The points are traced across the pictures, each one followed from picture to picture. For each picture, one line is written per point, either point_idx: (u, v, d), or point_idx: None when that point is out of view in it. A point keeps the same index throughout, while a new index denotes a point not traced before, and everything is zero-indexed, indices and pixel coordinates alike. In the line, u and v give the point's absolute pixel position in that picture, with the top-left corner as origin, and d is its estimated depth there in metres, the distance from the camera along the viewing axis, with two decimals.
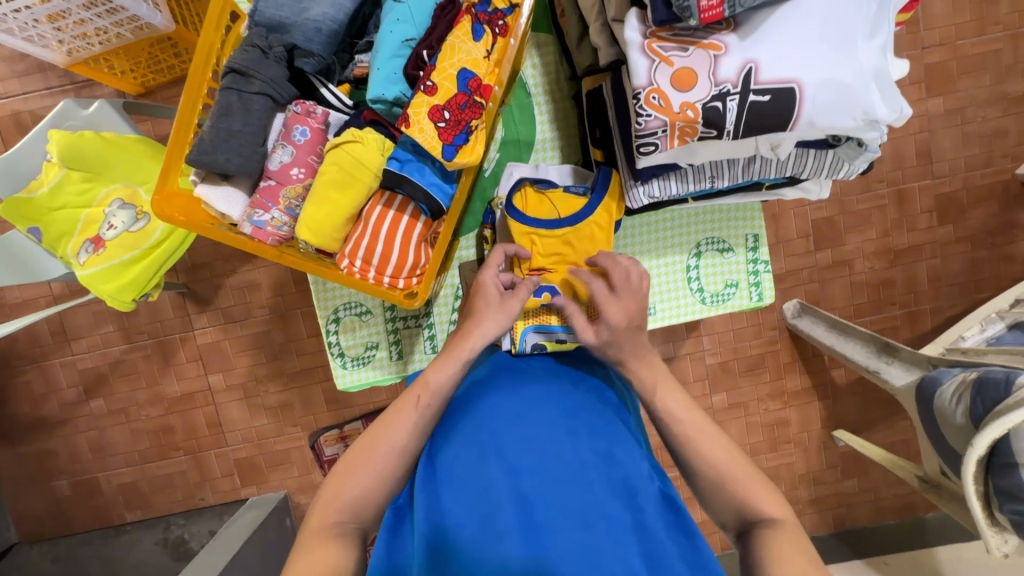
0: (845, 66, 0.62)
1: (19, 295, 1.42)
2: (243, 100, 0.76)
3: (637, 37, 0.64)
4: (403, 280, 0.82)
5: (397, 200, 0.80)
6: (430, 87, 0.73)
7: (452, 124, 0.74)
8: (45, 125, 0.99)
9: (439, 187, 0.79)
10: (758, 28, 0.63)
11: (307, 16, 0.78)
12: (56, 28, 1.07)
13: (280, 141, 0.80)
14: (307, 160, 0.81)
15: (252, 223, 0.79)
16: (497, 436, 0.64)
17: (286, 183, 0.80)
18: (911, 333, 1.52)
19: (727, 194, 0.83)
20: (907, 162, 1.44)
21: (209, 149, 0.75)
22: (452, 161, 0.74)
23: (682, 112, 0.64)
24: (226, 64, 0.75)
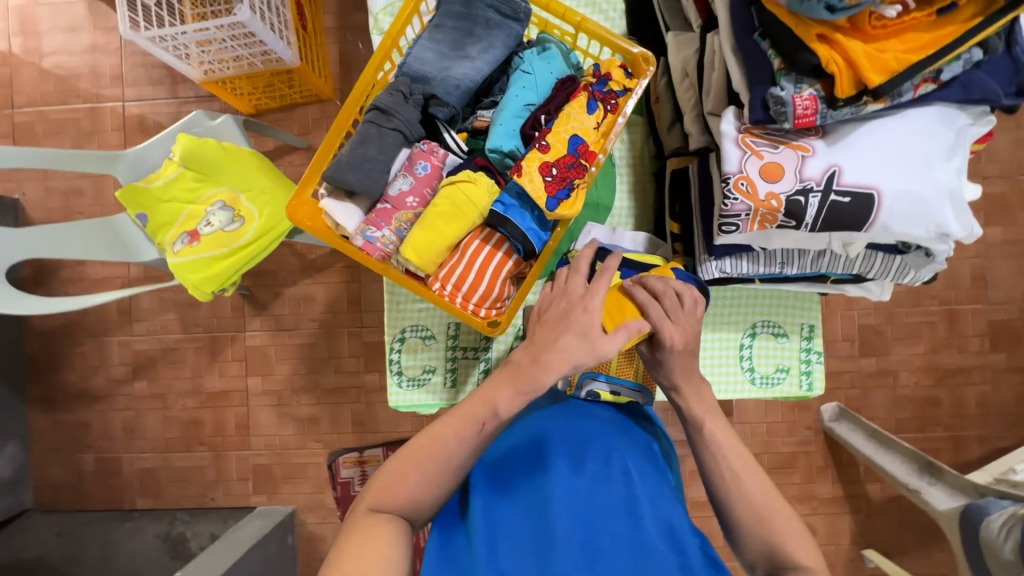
0: (923, 182, 0.67)
1: (100, 272, 1.54)
2: (381, 132, 0.85)
3: (731, 130, 0.71)
4: (485, 310, 0.87)
5: (494, 237, 0.86)
6: (544, 146, 0.82)
7: (558, 180, 0.82)
8: (175, 129, 1.14)
9: (535, 232, 0.84)
10: (844, 138, 0.69)
11: (449, 74, 0.89)
12: (203, 50, 1.24)
13: (403, 171, 0.89)
14: (423, 191, 0.89)
15: (365, 237, 0.87)
16: (557, 456, 0.66)
17: (400, 208, 0.88)
18: (955, 458, 1.46)
19: (792, 280, 0.86)
20: (961, 283, 1.44)
21: (345, 169, 0.84)
22: (553, 212, 0.82)
23: (766, 200, 0.69)
24: (373, 102, 0.86)
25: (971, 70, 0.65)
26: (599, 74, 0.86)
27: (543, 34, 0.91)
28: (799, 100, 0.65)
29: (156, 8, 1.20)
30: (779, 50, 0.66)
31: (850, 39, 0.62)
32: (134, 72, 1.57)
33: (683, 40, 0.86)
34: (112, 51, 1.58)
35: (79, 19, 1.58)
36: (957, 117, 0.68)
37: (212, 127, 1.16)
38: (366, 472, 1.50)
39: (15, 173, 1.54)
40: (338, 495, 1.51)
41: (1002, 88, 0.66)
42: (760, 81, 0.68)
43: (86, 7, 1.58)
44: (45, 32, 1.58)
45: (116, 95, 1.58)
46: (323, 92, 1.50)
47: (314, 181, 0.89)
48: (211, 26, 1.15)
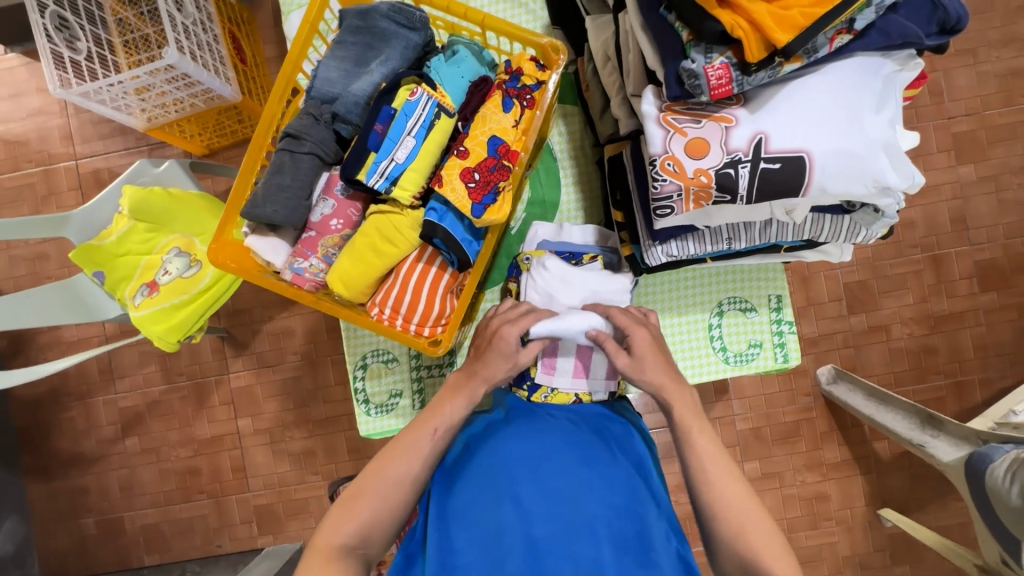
0: (852, 138, 0.65)
1: (76, 334, 1.52)
2: (294, 159, 0.84)
3: (653, 110, 0.69)
4: (429, 328, 0.86)
5: (427, 252, 0.85)
6: (463, 152, 0.80)
7: (482, 185, 0.79)
8: (120, 182, 1.11)
9: (468, 242, 0.83)
10: (766, 103, 0.67)
11: (349, 90, 0.84)
12: (141, 99, 1.22)
13: (323, 195, 0.87)
14: (347, 212, 0.87)
15: (293, 270, 0.86)
16: (514, 481, 0.69)
17: (325, 234, 0.87)
18: (959, 405, 1.43)
19: (746, 255, 0.84)
20: (942, 228, 1.42)
21: (260, 203, 0.82)
22: (480, 218, 0.80)
23: (696, 177, 0.68)
24: (284, 130, 0.84)
25: (886, 14, 0.63)
26: (511, 70, 0.83)
27: (452, 37, 0.89)
28: (711, 70, 0.63)
29: (87, 60, 1.19)
30: (685, 22, 0.64)
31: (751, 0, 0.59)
32: (82, 129, 1.56)
33: (601, 23, 0.84)
34: (58, 111, 1.56)
35: (21, 83, 1.56)
36: (883, 66, 0.66)
37: (157, 175, 1.13)
38: None
39: None
40: None
41: (922, 29, 0.64)
42: (673, 56, 0.66)
43: (27, 70, 1.56)
44: None
45: (68, 153, 1.56)
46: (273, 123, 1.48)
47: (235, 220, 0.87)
48: (144, 73, 1.13)
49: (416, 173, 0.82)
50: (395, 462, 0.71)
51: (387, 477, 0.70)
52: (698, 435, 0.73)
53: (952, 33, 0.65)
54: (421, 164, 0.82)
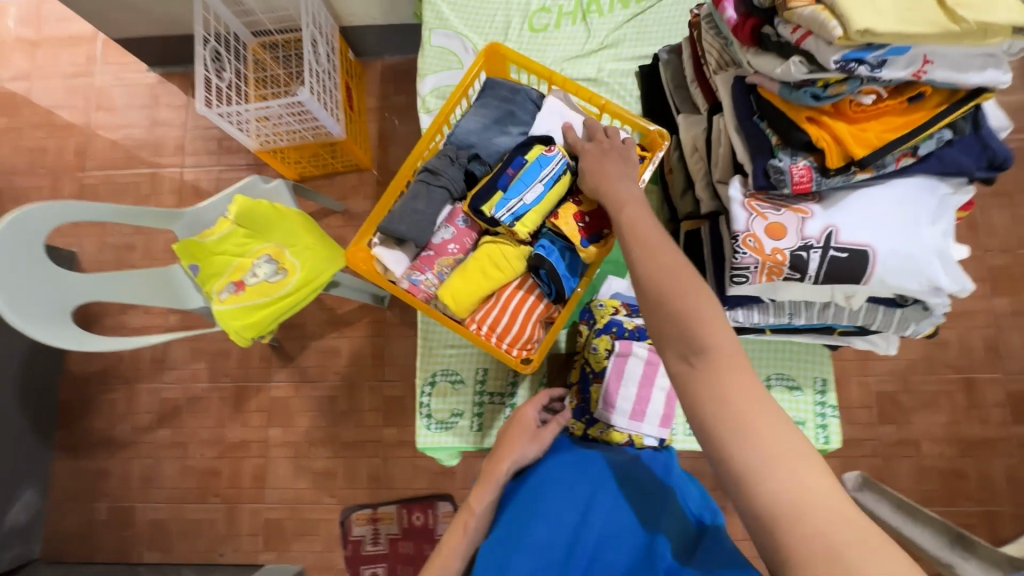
0: (912, 242, 0.74)
1: (141, 321, 1.63)
2: (429, 188, 0.95)
3: (738, 195, 0.80)
4: (517, 351, 0.92)
5: (528, 282, 0.95)
6: (578, 200, 0.94)
7: (591, 225, 0.92)
8: (232, 190, 1.26)
9: (567, 278, 0.91)
10: (838, 202, 0.77)
11: (493, 142, 1.00)
12: (262, 125, 1.40)
13: (445, 222, 0.99)
14: (463, 240, 0.98)
15: (411, 280, 0.96)
16: (556, 498, 0.77)
17: (442, 255, 0.97)
18: (989, 536, 1.40)
19: (802, 332, 0.91)
20: (975, 353, 1.46)
21: (394, 219, 0.93)
22: (588, 249, 0.90)
23: (772, 255, 0.76)
24: (425, 164, 0.96)
25: (944, 147, 0.75)
26: None
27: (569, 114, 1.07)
28: (795, 169, 0.74)
29: (228, 88, 1.38)
30: (776, 129, 0.76)
31: (835, 121, 0.72)
32: (195, 142, 1.76)
33: (693, 121, 0.97)
34: (178, 125, 1.77)
35: (152, 99, 1.78)
36: (939, 186, 0.77)
37: (265, 190, 1.28)
38: (379, 529, 1.50)
39: (77, 228, 1.68)
40: (349, 554, 1.49)
41: (974, 163, 0.75)
42: (762, 154, 0.77)
43: (161, 88, 1.80)
44: (122, 108, 1.79)
45: (176, 162, 1.75)
46: (363, 162, 1.65)
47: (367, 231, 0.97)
48: (275, 105, 1.31)
49: (536, 214, 0.92)
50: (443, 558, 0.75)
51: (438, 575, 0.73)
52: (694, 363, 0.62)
53: (1000, 171, 0.75)
54: (543, 207, 0.92)
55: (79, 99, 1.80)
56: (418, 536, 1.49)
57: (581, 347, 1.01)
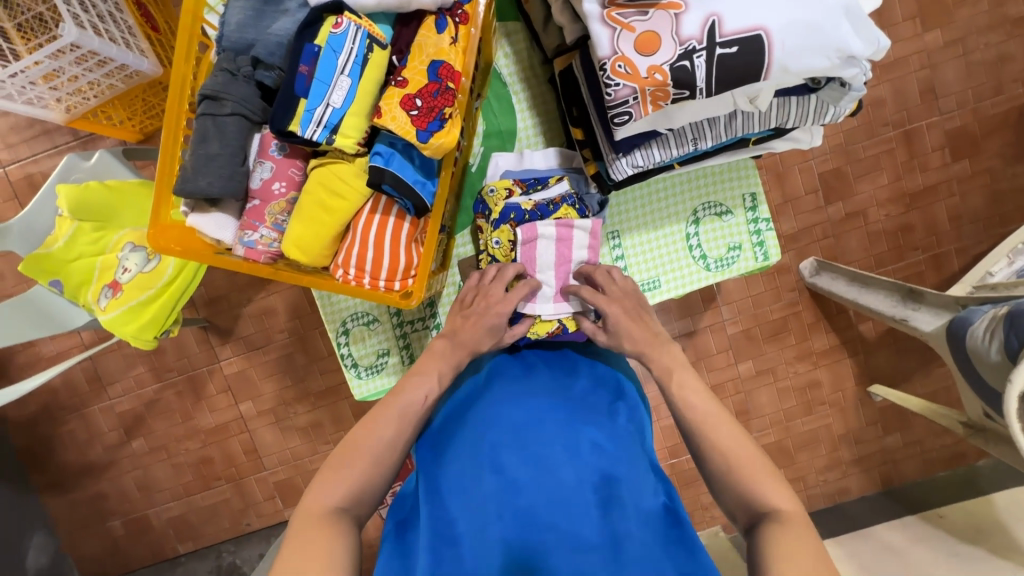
0: (811, 5, 0.60)
1: (53, 348, 1.48)
2: (219, 124, 0.78)
3: (595, 8, 0.65)
4: (399, 281, 0.84)
5: (382, 202, 0.83)
6: (401, 81, 0.75)
7: (425, 111, 0.75)
8: (52, 182, 1.03)
9: (421, 183, 0.80)
10: None
11: (269, 31, 0.77)
12: (52, 87, 1.11)
13: (259, 158, 0.84)
14: (288, 173, 0.84)
15: (244, 244, 0.83)
16: (501, 445, 0.69)
17: (269, 200, 0.84)
18: (939, 277, 1.47)
19: (714, 154, 0.82)
20: (912, 101, 1.39)
21: (192, 176, 0.78)
22: (427, 144, 0.75)
23: (650, 76, 0.64)
24: (199, 92, 0.78)
25: None
26: None
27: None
28: None
29: None
30: None
31: None
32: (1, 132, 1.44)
33: None
34: None
35: None
36: None
37: (92, 168, 1.06)
38: None
39: None
40: None
41: None
42: None
43: None
44: None
45: None
46: None
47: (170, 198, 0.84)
48: (46, 56, 1.02)
49: (356, 117, 0.77)
50: (380, 429, 0.71)
51: (367, 448, 0.70)
52: (682, 386, 0.74)
53: None
54: (360, 106, 0.77)
55: None
56: None
57: (483, 245, 0.90)
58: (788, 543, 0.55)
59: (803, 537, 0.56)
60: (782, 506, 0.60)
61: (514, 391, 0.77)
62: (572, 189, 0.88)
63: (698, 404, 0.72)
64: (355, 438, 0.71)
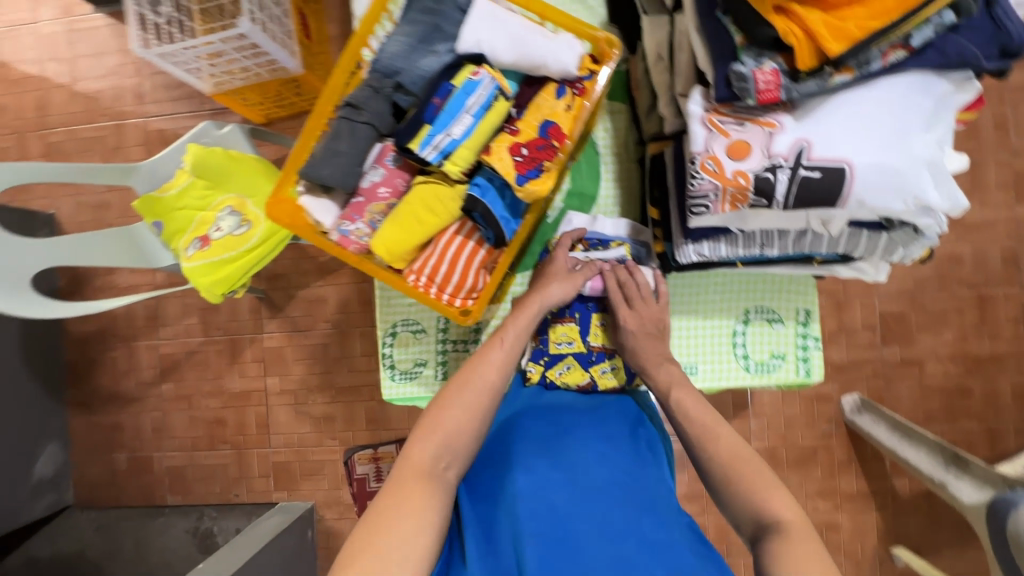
0: (897, 152, 0.66)
1: (128, 280, 1.63)
2: (352, 127, 0.88)
3: (699, 110, 0.71)
4: (461, 299, 0.91)
5: (467, 227, 0.90)
6: (515, 130, 0.87)
7: (528, 159, 0.85)
8: (184, 141, 1.18)
9: (505, 220, 0.86)
10: (814, 111, 0.68)
11: (416, 66, 0.88)
12: (211, 64, 1.29)
13: (375, 163, 0.93)
14: (394, 182, 0.93)
15: (340, 231, 0.92)
16: (535, 453, 0.76)
17: (372, 200, 0.92)
18: (990, 452, 1.38)
19: (777, 263, 0.84)
20: (991, 266, 1.37)
21: (317, 165, 0.88)
22: (523, 187, 0.84)
23: (734, 179, 0.69)
24: (346, 99, 0.89)
25: (945, 34, 0.64)
26: None
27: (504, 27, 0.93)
28: (760, 74, 0.65)
29: (167, 25, 1.25)
30: (739, 26, 0.66)
31: (809, 10, 0.62)
32: (153, 89, 1.66)
33: (658, 22, 0.83)
34: (133, 71, 1.66)
35: (102, 45, 1.67)
36: (937, 85, 0.66)
37: (219, 137, 1.20)
38: (381, 467, 1.54)
39: (50, 188, 1.64)
40: (355, 490, 1.55)
41: (982, 51, 0.64)
42: (723, 58, 0.68)
43: (110, 31, 1.67)
44: (74, 57, 1.68)
45: (139, 112, 1.66)
46: None
47: (292, 179, 0.94)
48: (217, 39, 1.20)
49: (467, 150, 0.86)
50: (448, 413, 0.75)
51: (442, 429, 0.73)
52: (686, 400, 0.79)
53: (1013, 58, 0.65)
54: (473, 142, 0.86)
55: (27, 50, 1.69)
56: None
57: None
58: (796, 558, 0.59)
59: (810, 553, 0.60)
60: (783, 515, 0.64)
61: (546, 407, 0.85)
62: (632, 255, 0.93)
63: (697, 416, 0.77)
64: (423, 424, 0.74)
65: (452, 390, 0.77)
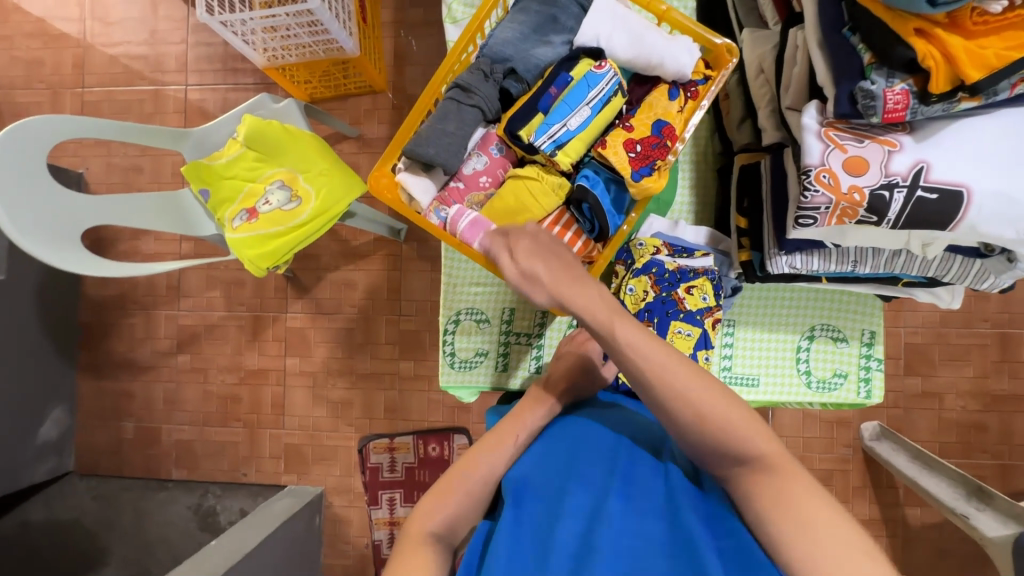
0: (1014, 181, 0.68)
1: (154, 247, 1.60)
2: (460, 109, 0.89)
3: (814, 124, 0.73)
4: None
5: (564, 218, 0.92)
6: (629, 126, 0.88)
7: (641, 156, 0.86)
8: (240, 111, 1.18)
9: (611, 214, 0.89)
10: (932, 135, 0.70)
11: (530, 53, 0.90)
12: (269, 37, 1.29)
13: (477, 150, 0.94)
14: (495, 171, 0.94)
15: (439, 215, 0.91)
16: (589, 461, 0.71)
17: (472, 188, 0.94)
18: (1002, 488, 1.41)
19: (860, 282, 0.89)
20: (1016, 306, 1.40)
21: (422, 142, 0.87)
22: (637, 183, 0.85)
23: (849, 194, 0.71)
24: (456, 80, 0.89)
25: None
26: None
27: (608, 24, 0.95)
28: (890, 94, 0.67)
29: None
30: (870, 46, 0.68)
31: (949, 35, 0.63)
32: (196, 58, 1.64)
33: (759, 37, 0.89)
34: (177, 38, 1.64)
35: (147, 9, 1.65)
36: None
37: (274, 110, 1.19)
38: (396, 458, 1.52)
39: (81, 147, 1.61)
40: (367, 479, 1.53)
41: None
42: (849, 77, 0.70)
43: None
44: (118, 18, 1.66)
45: (180, 79, 1.64)
46: (378, 85, 1.54)
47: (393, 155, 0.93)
48: (281, 12, 1.19)
49: (581, 142, 0.88)
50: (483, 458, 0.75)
51: (474, 475, 0.73)
52: None
53: None
54: (587, 135, 0.88)
55: (69, 6, 1.67)
56: (432, 466, 1.52)
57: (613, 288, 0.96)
58: None
59: None
60: None
61: (603, 421, 0.80)
62: (715, 267, 0.94)
63: None
64: (447, 478, 0.73)
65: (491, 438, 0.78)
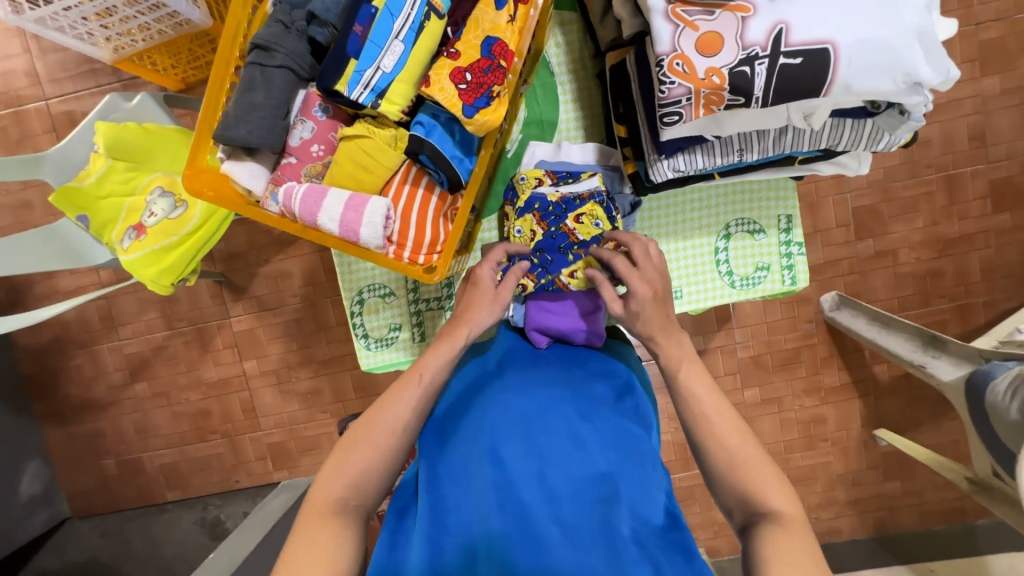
0: (881, 24, 0.61)
1: (72, 282, 1.51)
2: (266, 74, 0.85)
3: (660, 3, 0.66)
4: (424, 256, 0.89)
5: (412, 172, 0.90)
6: (454, 53, 0.81)
7: (473, 86, 0.80)
8: (92, 118, 1.05)
9: (458, 159, 0.85)
10: None
11: None
12: (104, 26, 1.14)
13: (301, 117, 0.91)
14: (326, 137, 0.92)
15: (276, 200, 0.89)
16: (506, 432, 0.67)
17: (307, 161, 0.92)
18: (962, 327, 1.43)
19: (758, 168, 0.84)
20: (958, 145, 1.35)
21: (233, 123, 0.84)
22: (472, 119, 0.79)
23: (707, 78, 0.65)
24: (252, 41, 0.84)
25: None
26: None
27: None
28: None
29: None
30: None
31: None
32: (46, 65, 1.46)
33: None
34: (18, 46, 1.45)
35: None
36: None
37: (130, 109, 1.08)
38: None
39: None
40: None
41: None
42: None
43: None
44: None
45: (37, 93, 1.47)
46: None
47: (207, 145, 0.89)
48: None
49: (403, 83, 0.83)
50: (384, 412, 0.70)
51: (377, 428, 0.69)
52: (689, 378, 0.71)
53: None
54: (408, 74, 0.83)
55: None
56: None
57: (506, 229, 0.93)
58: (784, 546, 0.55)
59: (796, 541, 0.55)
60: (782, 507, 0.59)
61: (523, 380, 0.76)
62: (605, 186, 0.90)
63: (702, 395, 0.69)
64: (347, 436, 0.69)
65: (402, 381, 0.73)
